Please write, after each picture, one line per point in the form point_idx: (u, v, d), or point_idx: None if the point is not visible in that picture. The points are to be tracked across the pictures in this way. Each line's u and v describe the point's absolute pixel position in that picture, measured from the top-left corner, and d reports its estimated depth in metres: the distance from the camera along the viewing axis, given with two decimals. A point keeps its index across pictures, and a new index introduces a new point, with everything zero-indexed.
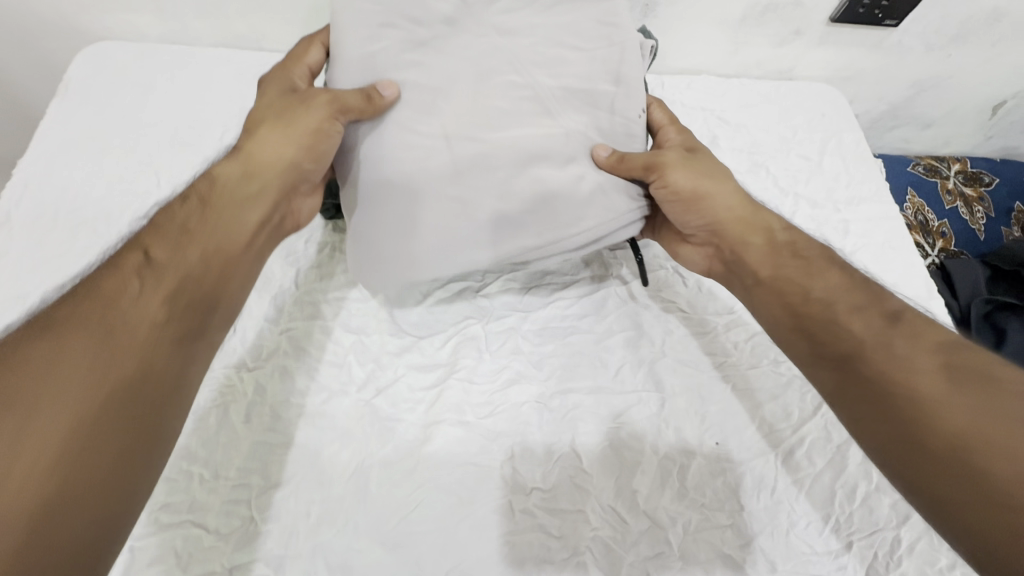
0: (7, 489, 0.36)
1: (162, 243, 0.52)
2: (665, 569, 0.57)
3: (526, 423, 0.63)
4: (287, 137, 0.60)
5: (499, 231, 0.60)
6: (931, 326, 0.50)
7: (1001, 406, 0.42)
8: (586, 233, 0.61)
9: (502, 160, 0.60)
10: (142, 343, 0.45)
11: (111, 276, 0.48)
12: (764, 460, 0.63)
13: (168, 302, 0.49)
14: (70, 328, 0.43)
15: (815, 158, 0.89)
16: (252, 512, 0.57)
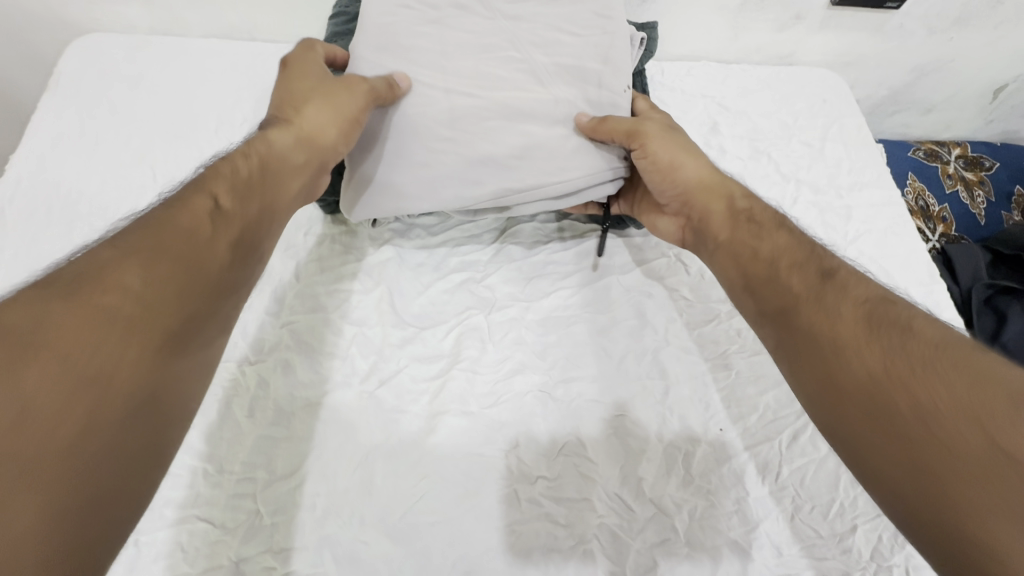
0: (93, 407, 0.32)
1: (229, 183, 0.48)
2: (671, 556, 0.57)
3: (531, 413, 0.63)
4: (332, 108, 0.58)
5: (484, 170, 0.63)
6: (861, 283, 0.47)
7: (914, 353, 0.40)
8: (566, 184, 0.64)
9: (495, 113, 0.64)
10: (210, 279, 0.42)
11: (183, 214, 0.43)
12: (768, 446, 0.63)
13: (232, 245, 0.45)
14: (139, 263, 0.38)
15: (816, 144, 0.88)
16: (257, 505, 0.56)
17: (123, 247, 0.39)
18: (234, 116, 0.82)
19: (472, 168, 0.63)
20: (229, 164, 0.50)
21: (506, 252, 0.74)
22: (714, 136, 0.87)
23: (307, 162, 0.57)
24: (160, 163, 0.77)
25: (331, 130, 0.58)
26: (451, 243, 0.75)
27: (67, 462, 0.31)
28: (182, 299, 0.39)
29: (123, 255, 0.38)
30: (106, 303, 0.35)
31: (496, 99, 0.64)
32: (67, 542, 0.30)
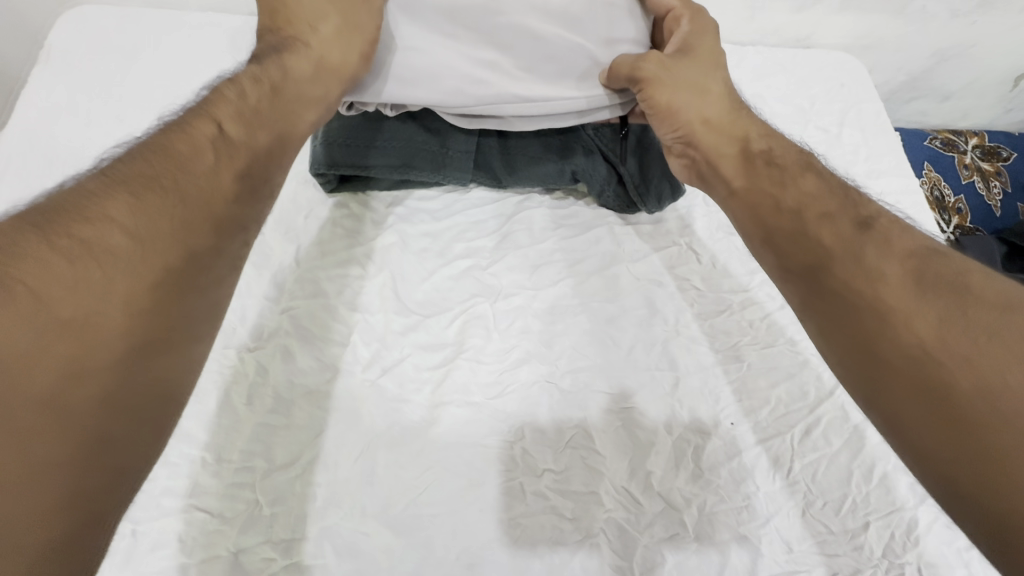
0: (89, 339, 0.35)
1: (233, 112, 0.49)
2: (680, 551, 0.55)
3: (537, 403, 0.61)
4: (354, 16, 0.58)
5: (489, 70, 0.63)
6: (904, 234, 0.47)
7: (966, 314, 0.40)
8: (573, 101, 0.65)
9: (509, 17, 0.62)
10: (208, 213, 0.43)
11: (183, 143, 0.44)
12: (780, 440, 0.62)
13: (238, 180, 0.47)
14: (136, 194, 0.40)
15: (834, 130, 0.86)
16: (256, 495, 0.55)
17: (122, 179, 0.40)
18: None
19: (483, 72, 0.62)
20: (236, 88, 0.50)
21: (512, 239, 0.72)
22: None
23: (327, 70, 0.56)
24: (157, 141, 0.74)
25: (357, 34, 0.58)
26: (456, 229, 0.72)
27: (73, 396, 0.33)
28: (184, 228, 0.41)
29: (116, 185, 0.40)
30: (110, 238, 0.37)
31: (511, 6, 0.62)
32: (88, 466, 0.34)
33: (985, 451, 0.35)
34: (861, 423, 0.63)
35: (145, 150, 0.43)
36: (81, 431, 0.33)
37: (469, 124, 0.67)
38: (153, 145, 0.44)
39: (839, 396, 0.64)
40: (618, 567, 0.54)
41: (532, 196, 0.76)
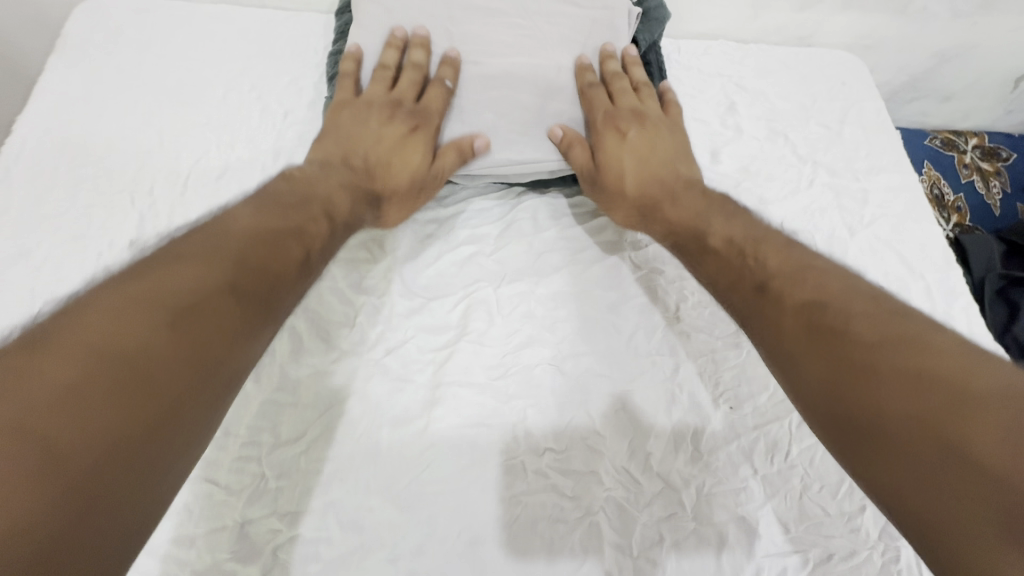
0: (195, 344, 0.37)
1: (320, 244, 0.53)
2: (678, 531, 0.56)
3: (539, 385, 0.62)
4: (418, 166, 0.65)
5: (488, 138, 0.68)
6: (797, 286, 0.49)
7: (851, 355, 0.41)
8: (565, 158, 0.69)
9: (501, 84, 0.68)
10: (294, 259, 0.49)
11: (303, 215, 0.54)
12: (779, 424, 0.63)
13: (320, 244, 0.53)
14: (246, 239, 0.46)
15: (835, 127, 0.87)
16: (263, 469, 0.56)
17: (222, 279, 0.42)
18: (243, 83, 0.79)
19: (475, 140, 0.68)
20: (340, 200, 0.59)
21: (515, 228, 0.73)
22: (731, 115, 0.86)
23: (378, 204, 0.64)
24: (168, 128, 0.75)
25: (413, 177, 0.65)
26: (461, 217, 0.74)
27: (171, 395, 0.35)
28: (279, 271, 0.47)
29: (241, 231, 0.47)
30: (227, 271, 0.42)
31: (500, 70, 0.69)
32: (148, 471, 0.33)
33: (901, 480, 0.35)
34: None
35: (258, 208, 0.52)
36: (161, 424, 0.34)
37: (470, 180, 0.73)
38: (249, 246, 0.46)
39: None
40: (617, 545, 0.55)
41: (533, 190, 0.77)
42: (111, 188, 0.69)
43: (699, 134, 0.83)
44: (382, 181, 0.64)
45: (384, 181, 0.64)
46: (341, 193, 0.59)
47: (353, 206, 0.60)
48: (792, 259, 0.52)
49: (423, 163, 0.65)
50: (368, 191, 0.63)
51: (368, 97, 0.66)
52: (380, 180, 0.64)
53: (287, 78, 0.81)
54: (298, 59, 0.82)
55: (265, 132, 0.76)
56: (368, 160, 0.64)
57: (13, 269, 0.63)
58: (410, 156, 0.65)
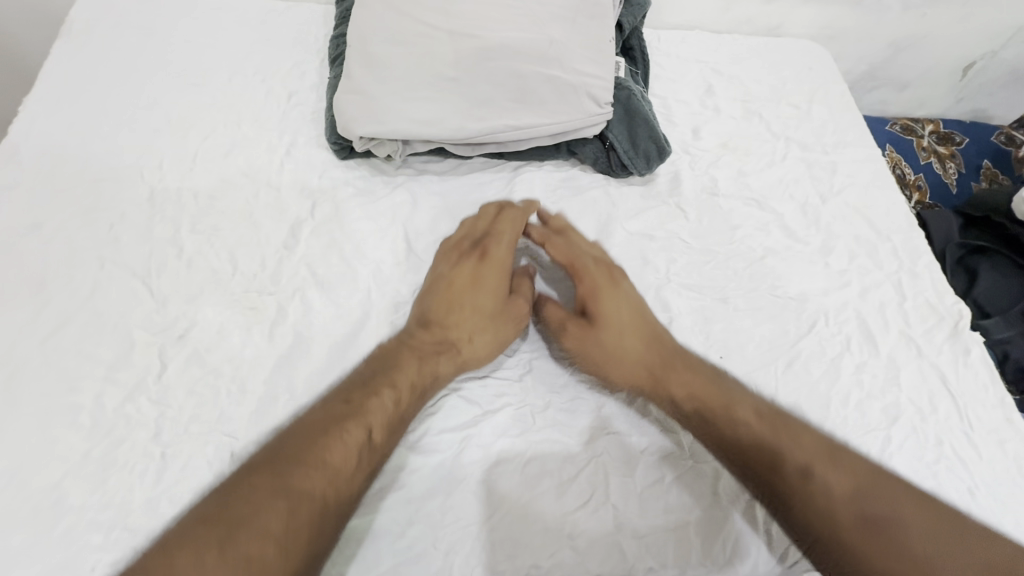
0: (295, 538, 0.46)
1: (382, 419, 0.54)
2: (679, 469, 0.60)
3: (545, 342, 0.66)
4: (494, 292, 0.65)
5: (485, 108, 0.71)
6: (838, 471, 0.52)
7: (887, 531, 0.49)
8: (560, 124, 0.73)
9: (497, 55, 0.72)
10: (388, 424, 0.54)
11: (401, 362, 0.59)
12: (765, 371, 0.67)
13: (416, 395, 0.58)
14: (350, 414, 0.53)
15: (803, 107, 0.94)
16: (280, 421, 0.58)
17: (317, 490, 0.48)
18: (247, 68, 0.82)
19: (475, 107, 0.71)
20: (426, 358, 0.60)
21: (516, 201, 0.77)
22: (709, 97, 0.92)
23: (455, 351, 0.62)
24: (175, 109, 0.77)
25: (491, 305, 0.65)
26: (462, 190, 0.77)
27: None
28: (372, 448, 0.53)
29: (351, 401, 0.55)
30: (332, 463, 0.50)
31: (495, 41, 0.72)
32: None
33: None
34: (837, 357, 0.70)
35: (371, 365, 0.59)
36: None
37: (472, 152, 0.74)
38: (308, 444, 0.51)
39: (815, 333, 0.71)
40: (621, 482, 0.58)
41: (531, 162, 0.80)
42: (121, 165, 0.71)
43: (681, 114, 0.90)
44: (455, 328, 0.63)
45: (458, 327, 0.63)
46: (409, 358, 0.59)
47: (423, 371, 0.59)
48: (822, 441, 0.55)
49: (498, 294, 0.66)
50: (440, 340, 0.62)
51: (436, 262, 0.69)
52: (453, 327, 0.63)
53: (290, 64, 0.84)
54: (301, 46, 0.86)
55: (269, 111, 0.79)
56: (441, 316, 0.64)
57: (25, 241, 0.65)
58: (484, 283, 0.66)
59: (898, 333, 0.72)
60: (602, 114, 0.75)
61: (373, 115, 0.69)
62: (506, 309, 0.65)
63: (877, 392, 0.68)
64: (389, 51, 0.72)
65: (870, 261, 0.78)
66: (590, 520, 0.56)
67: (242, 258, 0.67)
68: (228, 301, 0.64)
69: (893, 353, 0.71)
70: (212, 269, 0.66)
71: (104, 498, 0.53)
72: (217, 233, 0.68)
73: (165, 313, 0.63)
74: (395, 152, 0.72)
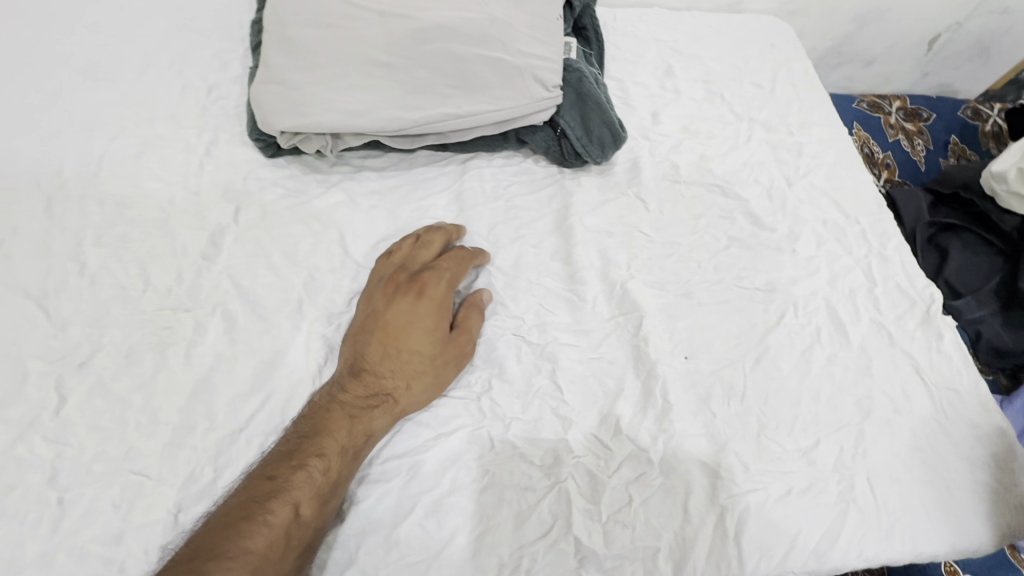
0: None
1: (312, 492, 0.48)
2: (647, 489, 0.55)
3: (503, 356, 0.61)
4: (435, 330, 0.58)
5: (422, 96, 0.65)
6: None
7: None
8: (505, 111, 0.67)
9: (433, 36, 0.66)
10: (322, 495, 0.49)
11: (337, 413, 0.52)
12: (732, 369, 0.63)
13: (355, 454, 0.52)
14: (281, 489, 0.48)
15: (767, 86, 0.89)
16: (199, 455, 0.52)
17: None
18: (162, 59, 0.74)
19: (410, 95, 0.65)
20: (357, 412, 0.53)
21: (464, 198, 0.71)
22: (668, 78, 0.87)
23: (392, 403, 0.54)
24: (78, 107, 0.69)
25: (432, 346, 0.57)
26: (404, 187, 0.71)
27: None
28: (305, 525, 0.47)
29: (283, 471, 0.49)
30: (257, 550, 0.44)
31: (431, 21, 0.66)
32: None
33: None
34: (808, 350, 0.66)
35: (305, 417, 0.53)
36: None
37: (410, 145, 0.68)
38: (226, 532, 0.45)
39: (784, 326, 0.67)
40: (586, 510, 0.54)
41: (479, 154, 0.75)
42: (15, 172, 0.63)
43: (639, 98, 0.84)
44: (391, 377, 0.55)
45: (395, 374, 0.55)
46: (340, 419, 0.52)
47: (355, 433, 0.52)
48: None
49: (441, 333, 0.58)
50: (374, 393, 0.54)
51: (368, 295, 0.60)
52: (389, 375, 0.55)
53: (210, 54, 0.76)
54: (223, 34, 0.78)
55: (187, 107, 0.71)
56: (376, 361, 0.55)
57: None
58: (422, 320, 0.58)
59: (869, 321, 0.69)
60: (550, 98, 0.69)
61: (295, 106, 0.62)
62: (450, 349, 0.57)
63: (849, 385, 0.64)
64: (313, 35, 0.65)
65: (839, 246, 0.75)
66: (550, 554, 0.52)
67: (155, 272, 0.60)
68: (138, 321, 0.57)
69: (865, 342, 0.67)
70: (121, 285, 0.59)
71: None
72: (126, 245, 0.61)
73: (64, 338, 0.55)
74: (324, 147, 0.65)
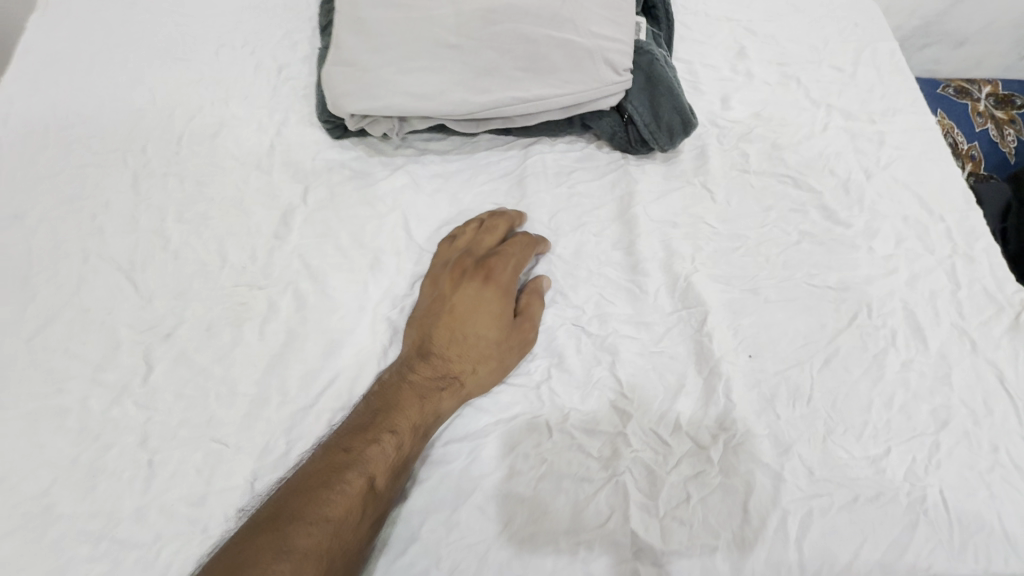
0: None
1: (385, 466, 0.50)
2: (706, 488, 0.55)
3: (562, 346, 0.61)
4: (500, 316, 0.58)
5: (491, 79, 0.64)
6: None
7: None
8: (574, 94, 0.65)
9: (503, 16, 0.64)
10: (394, 468, 0.51)
11: (406, 391, 0.54)
12: (799, 369, 0.61)
13: (424, 432, 0.53)
14: (357, 459, 0.50)
15: (848, 69, 0.83)
16: (274, 427, 0.54)
17: (322, 546, 0.45)
18: (235, 39, 0.76)
19: (478, 77, 0.64)
20: (426, 392, 0.54)
21: (525, 184, 0.70)
22: (740, 61, 0.83)
23: (458, 385, 0.55)
24: (159, 87, 0.71)
25: (498, 333, 0.57)
26: (466, 171, 0.71)
27: None
28: (377, 495, 0.49)
29: (357, 443, 0.51)
30: (334, 516, 0.47)
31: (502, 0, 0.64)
32: None
33: None
34: (881, 353, 0.63)
35: (377, 393, 0.55)
36: None
37: (476, 129, 0.67)
38: (306, 497, 0.47)
39: (856, 327, 0.64)
40: (643, 504, 0.54)
41: (541, 140, 0.73)
42: (104, 148, 0.67)
43: (708, 81, 0.81)
44: (458, 360, 0.56)
45: (461, 358, 0.56)
46: (410, 398, 0.54)
47: (424, 412, 0.53)
48: None
49: (505, 320, 0.58)
50: (441, 375, 0.55)
51: (433, 281, 0.61)
52: (455, 359, 0.56)
53: (280, 33, 0.77)
54: (291, 13, 0.79)
55: (259, 87, 0.73)
56: (443, 345, 0.57)
57: (6, 232, 0.61)
58: (488, 306, 0.58)
59: (950, 326, 0.65)
60: (620, 82, 0.67)
61: (365, 88, 0.63)
62: (514, 338, 0.58)
63: (925, 393, 0.61)
64: (383, 15, 0.65)
65: (920, 244, 0.70)
66: (607, 544, 0.52)
67: (231, 249, 0.63)
68: (217, 296, 0.60)
69: (944, 348, 0.64)
70: (200, 261, 0.62)
71: (92, 507, 0.50)
72: (205, 223, 0.64)
73: (151, 310, 0.59)
74: (391, 130, 0.66)
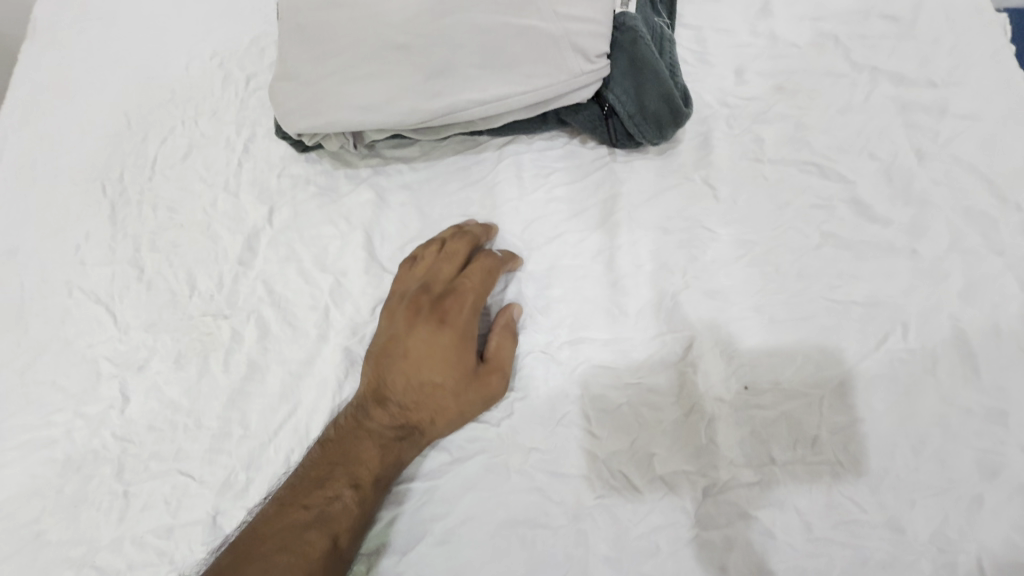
0: None
1: (348, 522, 0.49)
2: (679, 541, 0.49)
3: (529, 375, 0.56)
4: (461, 355, 0.53)
5: (443, 80, 0.58)
6: None
7: None
8: (537, 91, 0.57)
9: (455, 4, 0.56)
10: (356, 524, 0.50)
11: (364, 442, 0.52)
12: (805, 404, 0.52)
13: (386, 483, 0.52)
14: (317, 518, 0.49)
15: (907, 17, 0.67)
16: (235, 461, 0.55)
17: None
18: (206, 51, 0.74)
19: (430, 80, 0.58)
20: (384, 441, 0.52)
21: (497, 191, 0.64)
22: (763, 19, 0.69)
23: (418, 434, 0.53)
24: (135, 110, 0.71)
25: (459, 375, 0.53)
26: (435, 180, 0.65)
27: None
28: (341, 554, 0.49)
29: (317, 500, 0.50)
30: None
31: None
32: None
33: None
34: (915, 385, 0.52)
35: (333, 441, 0.53)
36: None
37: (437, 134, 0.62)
38: (265, 563, 0.46)
39: (885, 352, 0.53)
40: (606, 557, 0.49)
41: (518, 138, 0.66)
42: (87, 178, 0.68)
43: (719, 50, 0.68)
44: (418, 406, 0.53)
45: (420, 404, 0.53)
46: (369, 449, 0.52)
47: (385, 463, 0.52)
48: None
49: (467, 362, 0.53)
50: (399, 424, 0.53)
51: (391, 315, 0.57)
52: (414, 405, 0.53)
53: (249, 40, 0.74)
54: (260, 15, 0.75)
55: (227, 102, 0.71)
56: (400, 390, 0.53)
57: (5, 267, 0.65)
58: (448, 345, 0.53)
59: (1016, 350, 0.52)
60: (594, 70, 0.58)
61: (313, 103, 0.59)
62: (477, 382, 0.53)
63: (969, 436, 0.50)
64: (328, 16, 0.59)
65: (984, 244, 0.56)
66: None
67: (199, 277, 0.63)
68: (185, 326, 0.61)
69: (1002, 379, 0.51)
70: (171, 290, 0.62)
71: (75, 535, 0.54)
72: (175, 250, 0.64)
73: (127, 341, 0.61)
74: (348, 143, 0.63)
